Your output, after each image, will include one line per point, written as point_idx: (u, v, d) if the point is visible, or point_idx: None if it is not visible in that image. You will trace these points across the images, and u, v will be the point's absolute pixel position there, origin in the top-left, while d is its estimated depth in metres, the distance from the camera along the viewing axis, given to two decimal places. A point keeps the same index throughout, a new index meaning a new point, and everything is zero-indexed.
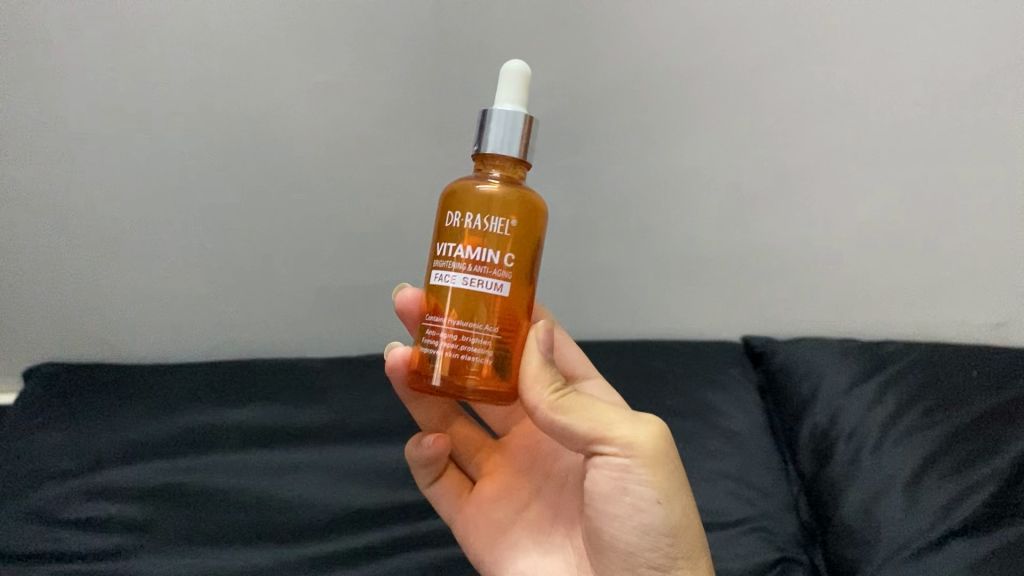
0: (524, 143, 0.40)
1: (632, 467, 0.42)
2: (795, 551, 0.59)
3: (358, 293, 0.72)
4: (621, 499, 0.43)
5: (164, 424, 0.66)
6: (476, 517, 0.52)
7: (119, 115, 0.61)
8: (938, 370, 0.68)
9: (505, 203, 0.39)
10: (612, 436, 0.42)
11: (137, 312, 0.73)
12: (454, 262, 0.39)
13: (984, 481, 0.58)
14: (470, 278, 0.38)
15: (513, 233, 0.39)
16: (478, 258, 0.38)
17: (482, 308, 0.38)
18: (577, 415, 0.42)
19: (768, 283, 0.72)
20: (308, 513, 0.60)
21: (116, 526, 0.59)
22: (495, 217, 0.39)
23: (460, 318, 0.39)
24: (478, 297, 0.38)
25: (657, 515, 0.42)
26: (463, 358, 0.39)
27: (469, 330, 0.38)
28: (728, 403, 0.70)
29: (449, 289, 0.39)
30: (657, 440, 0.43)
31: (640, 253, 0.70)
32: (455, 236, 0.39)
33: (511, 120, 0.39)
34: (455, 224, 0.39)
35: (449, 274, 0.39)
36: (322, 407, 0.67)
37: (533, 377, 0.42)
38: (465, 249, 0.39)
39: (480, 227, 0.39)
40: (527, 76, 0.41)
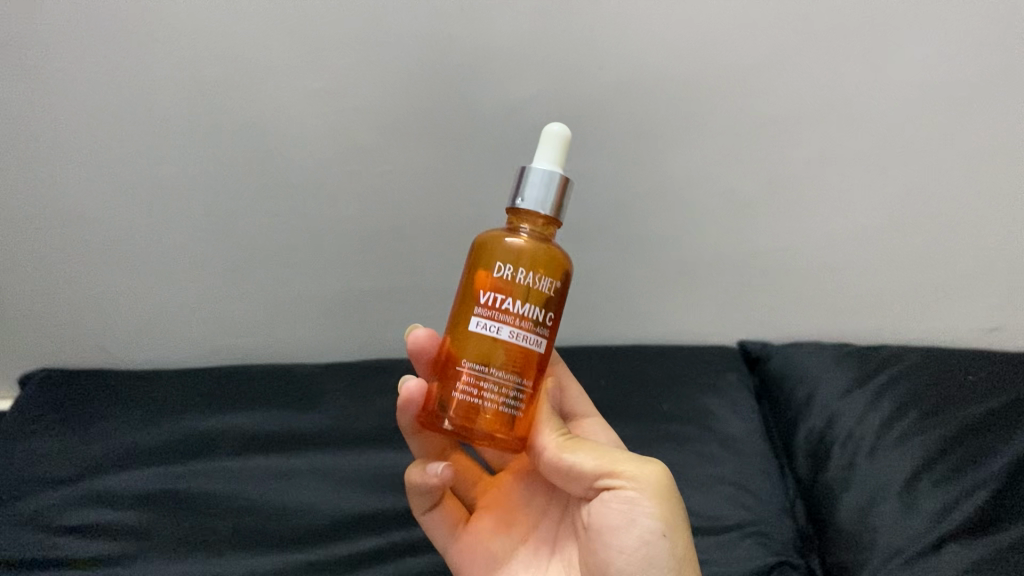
0: (557, 204, 0.44)
1: (638, 498, 0.44)
2: (791, 555, 0.59)
3: (357, 298, 0.73)
4: (628, 531, 0.44)
5: (162, 430, 0.66)
6: (474, 547, 0.53)
7: (115, 121, 0.60)
8: (933, 374, 0.68)
9: (541, 261, 0.43)
10: (619, 471, 0.45)
11: (136, 319, 0.74)
12: (502, 314, 0.42)
13: (977, 485, 0.59)
14: (517, 332, 0.42)
15: (554, 294, 0.43)
16: (515, 308, 0.42)
17: (512, 359, 0.42)
18: (585, 453, 0.47)
19: (764, 288, 0.73)
20: (306, 518, 0.60)
21: (112, 531, 0.59)
22: (527, 272, 0.42)
23: (503, 368, 0.42)
24: (513, 349, 0.42)
25: (661, 548, 0.44)
26: (499, 407, 0.42)
27: (499, 376, 0.42)
28: (725, 409, 0.70)
29: (493, 340, 0.42)
30: (661, 478, 0.45)
31: (636, 258, 0.71)
32: (507, 290, 0.42)
33: (547, 183, 0.44)
34: (505, 277, 0.42)
35: (498, 325, 0.42)
36: (321, 413, 0.68)
37: (542, 423, 0.48)
38: (509, 302, 0.42)
39: (531, 285, 0.42)
40: (565, 140, 0.46)
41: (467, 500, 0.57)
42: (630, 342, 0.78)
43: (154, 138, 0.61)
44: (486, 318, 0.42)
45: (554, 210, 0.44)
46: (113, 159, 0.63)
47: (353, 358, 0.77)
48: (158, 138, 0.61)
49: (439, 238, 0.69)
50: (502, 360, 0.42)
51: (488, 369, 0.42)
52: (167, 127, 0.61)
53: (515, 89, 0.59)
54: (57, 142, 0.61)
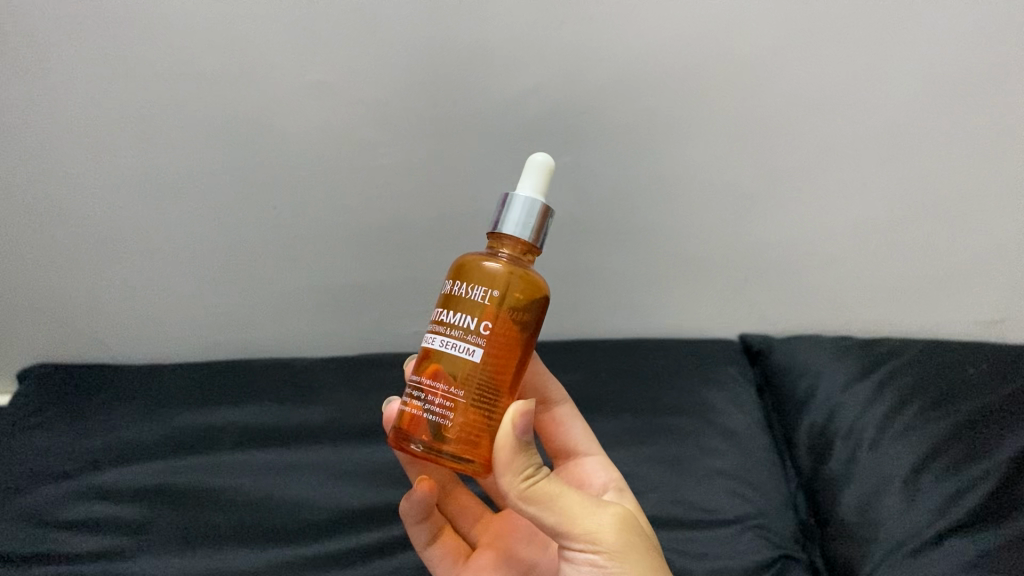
0: (537, 230, 0.43)
1: (602, 563, 0.42)
2: (794, 549, 0.59)
3: (356, 290, 0.73)
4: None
5: (159, 425, 0.65)
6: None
7: (112, 114, 0.60)
8: (935, 367, 0.68)
9: (503, 280, 0.41)
10: (583, 532, 0.42)
11: (134, 313, 0.73)
12: (439, 326, 0.41)
13: (980, 478, 0.58)
14: (446, 340, 0.40)
15: (495, 303, 0.41)
16: (468, 323, 0.40)
17: (463, 372, 0.40)
18: (548, 508, 0.42)
19: (765, 280, 0.72)
20: (305, 513, 0.60)
21: (111, 526, 0.59)
22: (481, 287, 0.41)
23: (431, 377, 0.40)
24: (464, 364, 0.40)
25: None
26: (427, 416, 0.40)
27: (448, 389, 0.40)
28: (726, 401, 0.70)
29: (431, 351, 0.41)
30: (623, 537, 0.43)
31: (637, 250, 0.70)
32: (447, 303, 0.42)
33: (529, 208, 0.43)
34: (450, 291, 0.42)
35: (433, 337, 0.41)
36: (320, 407, 0.67)
37: (502, 467, 0.41)
38: (444, 314, 0.41)
39: (465, 295, 0.41)
40: (549, 169, 0.45)
41: (469, 536, 0.57)
42: (630, 334, 0.78)
43: (152, 131, 0.61)
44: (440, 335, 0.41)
45: (535, 236, 0.43)
46: (110, 153, 0.62)
47: (353, 350, 0.77)
48: (155, 132, 0.61)
49: (439, 231, 0.68)
50: (456, 377, 0.40)
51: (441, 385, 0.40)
52: (164, 121, 0.60)
53: (515, 81, 0.59)
54: (53, 137, 0.61)
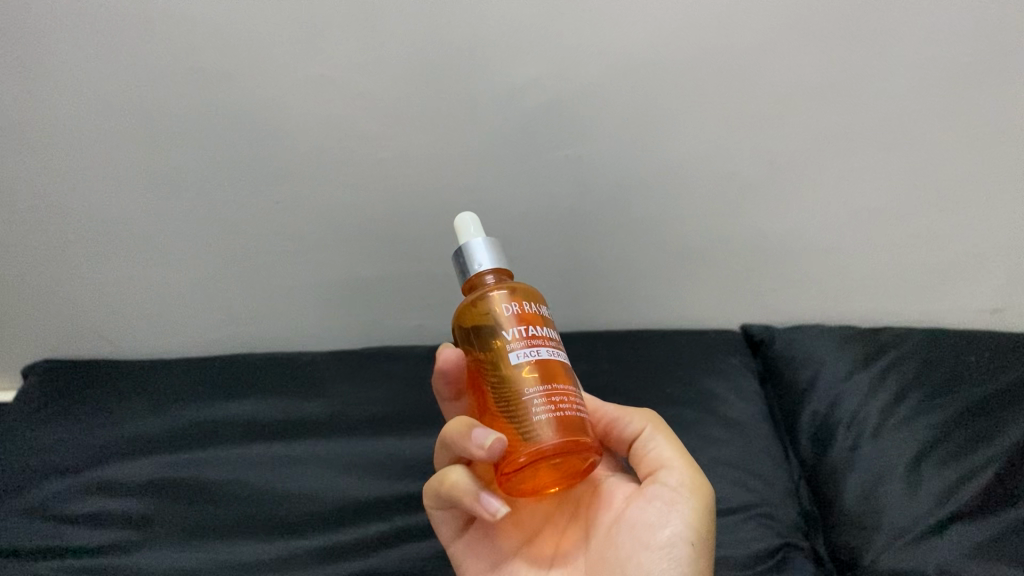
0: (499, 258, 0.50)
1: (681, 505, 0.46)
2: (795, 537, 0.59)
3: (359, 283, 0.73)
4: (658, 529, 0.45)
5: (164, 419, 0.66)
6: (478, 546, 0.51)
7: (112, 111, 0.60)
8: (934, 358, 0.68)
9: (534, 293, 0.45)
10: (681, 473, 0.48)
11: (138, 309, 0.74)
12: (532, 340, 0.42)
13: (984, 463, 0.59)
14: (550, 349, 0.43)
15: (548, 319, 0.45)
16: (550, 334, 0.44)
17: (566, 377, 0.43)
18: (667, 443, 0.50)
19: (766, 270, 0.73)
20: (308, 505, 0.60)
21: (115, 521, 0.59)
22: (539, 303, 0.45)
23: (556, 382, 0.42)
24: (563, 368, 0.43)
25: (686, 551, 0.44)
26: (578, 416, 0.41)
27: (565, 390, 0.42)
28: (729, 391, 0.70)
29: (538, 360, 0.42)
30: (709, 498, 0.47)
31: (639, 242, 0.71)
32: (522, 320, 0.43)
33: (485, 244, 0.49)
34: (513, 310, 0.43)
35: (537, 348, 0.42)
36: (322, 400, 0.68)
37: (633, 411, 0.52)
38: (530, 328, 0.43)
39: (533, 311, 0.44)
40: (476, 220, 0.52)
41: None
42: (631, 325, 0.78)
43: (153, 126, 0.61)
44: (537, 344, 0.42)
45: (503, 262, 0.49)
46: (111, 149, 0.62)
47: (356, 343, 0.78)
48: (156, 127, 0.61)
49: (440, 224, 0.69)
50: (566, 383, 0.43)
51: (558, 385, 0.42)
52: (165, 116, 0.60)
53: (514, 74, 0.59)
54: (53, 133, 0.61)
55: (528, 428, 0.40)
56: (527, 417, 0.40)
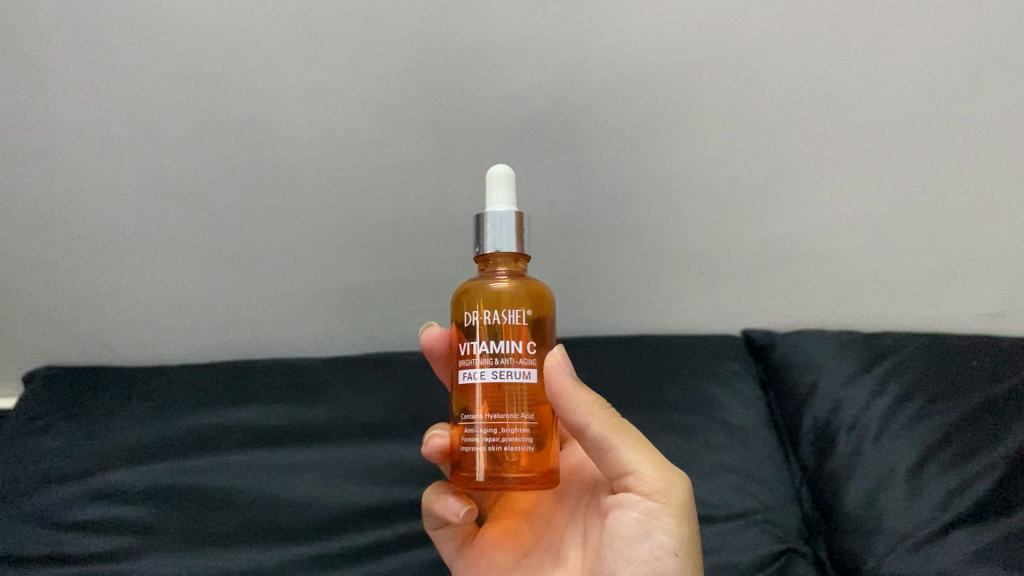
0: (518, 240, 0.48)
1: (657, 514, 0.45)
2: (797, 543, 0.60)
3: (357, 291, 0.72)
4: (640, 541, 0.45)
5: (163, 426, 0.65)
6: (476, 564, 0.53)
7: (115, 114, 0.61)
8: (934, 360, 0.68)
9: (514, 295, 0.44)
10: (650, 477, 0.46)
11: (136, 315, 0.73)
12: (484, 359, 0.43)
13: (983, 471, 0.59)
14: (501, 370, 0.43)
15: (529, 322, 0.44)
16: (518, 346, 0.44)
17: (528, 396, 0.43)
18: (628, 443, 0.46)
19: (770, 278, 0.72)
20: (311, 512, 0.60)
21: (114, 527, 0.59)
22: (514, 310, 0.44)
23: (504, 408, 0.43)
24: (526, 385, 0.43)
25: (672, 564, 0.44)
26: (522, 445, 0.43)
27: (520, 415, 0.43)
28: (731, 398, 0.70)
29: (484, 384, 0.43)
30: (684, 494, 0.46)
31: (641, 248, 0.70)
32: (483, 335, 0.44)
33: (510, 223, 0.47)
34: (476, 322, 0.44)
35: (482, 370, 0.43)
36: (320, 407, 0.66)
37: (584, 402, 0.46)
38: (487, 345, 0.43)
39: (500, 321, 0.44)
40: (511, 178, 0.49)
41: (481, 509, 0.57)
42: (634, 329, 0.76)
43: (154, 130, 0.61)
44: (494, 365, 0.43)
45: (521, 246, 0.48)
46: (113, 153, 0.63)
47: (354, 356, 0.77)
48: (158, 133, 0.61)
49: (441, 231, 0.68)
50: (527, 404, 0.43)
51: (512, 411, 0.43)
52: (167, 120, 0.61)
53: (515, 78, 0.60)
54: (57, 136, 0.62)
55: (482, 453, 0.43)
56: (480, 444, 0.43)
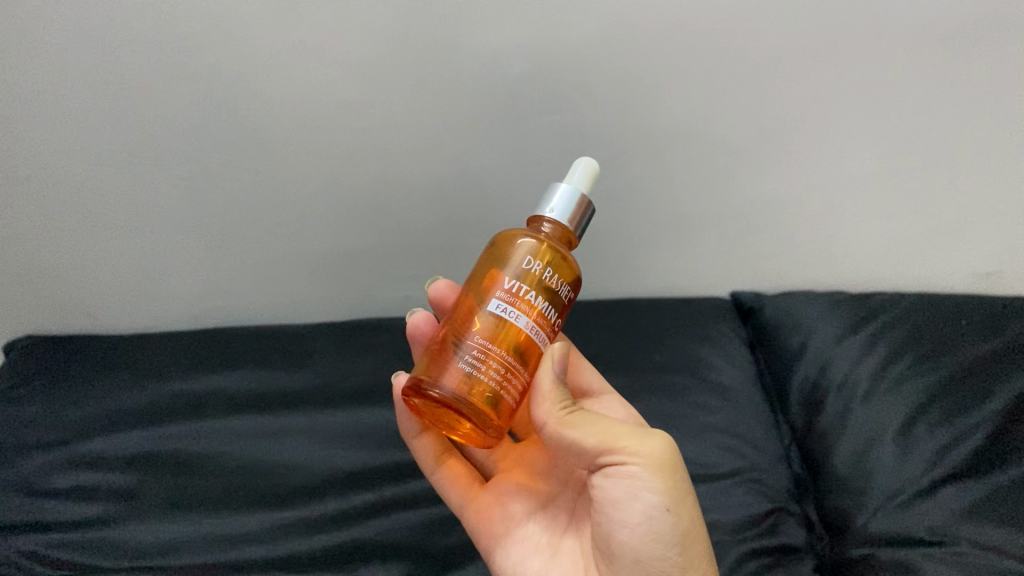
0: (576, 220, 0.47)
1: (642, 478, 0.44)
2: (787, 502, 0.59)
3: (344, 252, 0.72)
4: (631, 506, 0.44)
5: (148, 394, 0.63)
6: (490, 510, 0.54)
7: (86, 83, 0.58)
8: (924, 321, 0.67)
9: (567, 270, 0.45)
10: (621, 448, 0.44)
11: (123, 280, 0.72)
12: (524, 304, 0.43)
13: (974, 426, 0.59)
14: (533, 325, 0.43)
15: (563, 302, 0.45)
16: (546, 309, 0.43)
17: (506, 339, 0.42)
18: (586, 429, 0.45)
19: (756, 236, 0.72)
20: (296, 475, 0.58)
21: (97, 494, 0.57)
22: (536, 261, 0.44)
23: (508, 354, 0.42)
24: (516, 332, 0.42)
25: (665, 521, 0.44)
26: (498, 390, 0.41)
27: (484, 348, 0.42)
28: (720, 358, 0.69)
29: (510, 323, 0.42)
30: (666, 461, 0.44)
31: (627, 209, 0.70)
32: (529, 282, 0.43)
33: (570, 195, 0.47)
34: (531, 269, 0.44)
35: (518, 312, 0.42)
36: (307, 371, 0.66)
37: (541, 397, 0.46)
38: (532, 295, 0.43)
39: (551, 285, 0.44)
40: (594, 172, 0.49)
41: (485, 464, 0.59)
42: (622, 291, 0.78)
43: (128, 96, 0.59)
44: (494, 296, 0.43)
45: (573, 224, 0.47)
46: (86, 122, 0.61)
47: (344, 313, 0.78)
48: (133, 99, 0.60)
49: (427, 193, 0.68)
50: (506, 345, 0.42)
51: (478, 338, 0.42)
52: (141, 87, 0.59)
53: (498, 39, 0.58)
54: (24, 107, 0.59)
55: (460, 374, 0.42)
56: (463, 363, 0.42)
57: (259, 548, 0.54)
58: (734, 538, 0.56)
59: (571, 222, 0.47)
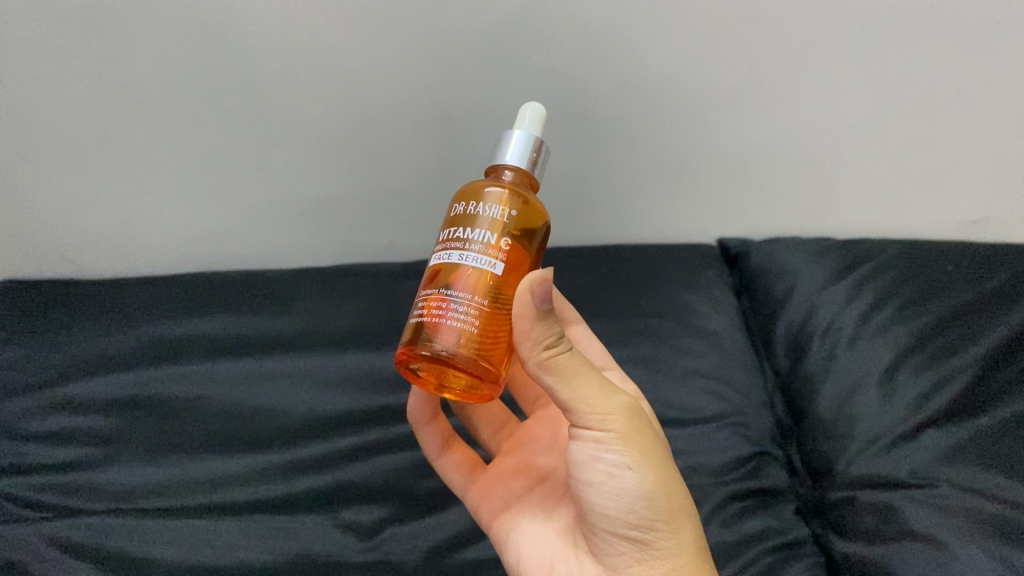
0: (533, 160, 0.45)
1: (606, 440, 0.43)
2: (770, 446, 0.60)
3: (328, 197, 0.71)
4: (594, 467, 0.43)
5: (128, 338, 0.62)
6: (492, 488, 0.53)
7: (58, 19, 0.56)
8: (911, 266, 0.67)
9: (504, 195, 0.42)
10: (589, 406, 0.42)
11: (98, 226, 0.71)
12: (453, 242, 0.41)
13: (957, 371, 0.59)
14: (466, 254, 0.41)
15: (511, 222, 0.42)
16: (480, 233, 0.41)
17: (488, 283, 0.40)
18: (563, 378, 0.42)
19: (743, 182, 0.71)
20: (279, 420, 0.58)
21: (78, 437, 0.56)
22: (497, 205, 0.42)
23: (456, 289, 0.40)
24: (470, 270, 0.40)
25: (630, 479, 0.42)
26: (458, 325, 0.39)
27: (469, 297, 0.40)
28: (705, 304, 0.69)
29: (445, 265, 0.41)
30: (632, 419, 0.43)
31: (615, 154, 0.69)
32: (458, 222, 0.42)
33: (525, 136, 0.45)
34: (460, 213, 0.43)
35: (448, 252, 0.41)
36: (289, 316, 0.65)
37: (521, 337, 0.41)
38: (460, 231, 0.42)
39: (481, 213, 0.42)
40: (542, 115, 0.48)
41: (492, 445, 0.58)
42: (607, 237, 0.77)
43: (102, 34, 0.57)
44: (443, 248, 0.42)
45: (531, 165, 0.45)
46: (58, 62, 0.59)
47: (327, 259, 0.77)
48: (107, 37, 0.58)
49: (411, 137, 0.67)
50: (455, 284, 0.40)
51: (459, 289, 0.40)
52: (115, 24, 0.57)
53: None
54: None
55: (421, 328, 0.41)
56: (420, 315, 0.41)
57: (242, 492, 0.54)
58: (717, 481, 0.56)
59: (529, 164, 0.45)
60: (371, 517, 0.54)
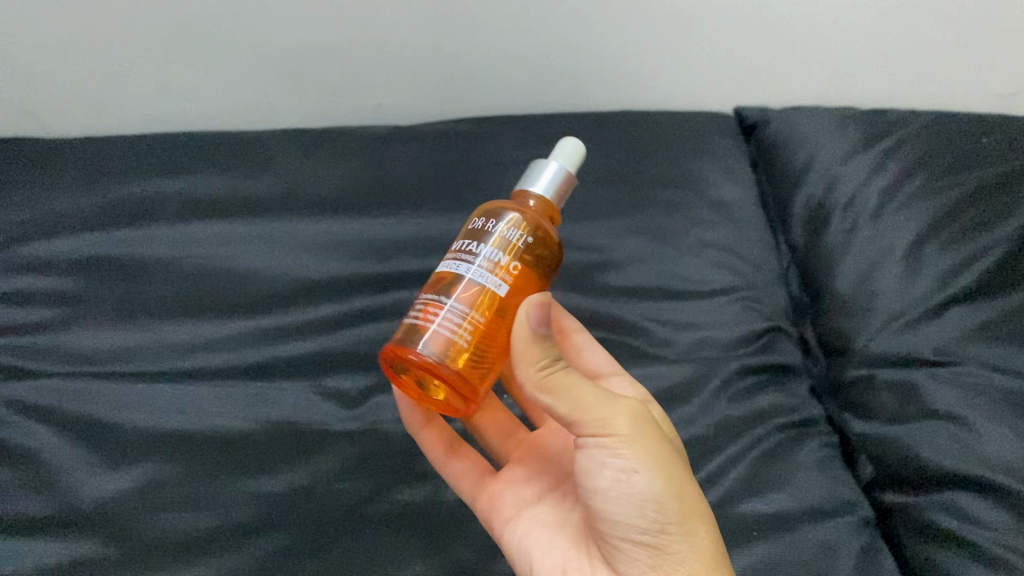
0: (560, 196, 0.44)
1: (610, 445, 0.39)
2: (782, 322, 0.56)
3: (307, 50, 0.64)
4: (602, 473, 0.40)
5: (93, 197, 0.58)
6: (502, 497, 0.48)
7: None
8: (943, 136, 0.62)
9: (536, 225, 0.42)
10: (592, 415, 0.40)
11: (58, 86, 0.64)
12: (478, 257, 0.40)
13: (989, 246, 0.55)
14: (489, 274, 0.40)
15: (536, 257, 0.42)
16: (508, 261, 0.40)
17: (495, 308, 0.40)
18: None
19: (764, 44, 0.65)
20: (258, 284, 0.54)
21: (40, 297, 0.53)
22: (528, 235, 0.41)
23: (464, 304, 0.39)
24: (487, 292, 0.39)
25: (639, 482, 0.39)
26: (455, 337, 0.39)
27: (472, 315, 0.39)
28: (717, 173, 0.64)
29: (461, 278, 0.40)
30: (639, 421, 0.40)
31: (624, 11, 0.63)
32: (487, 237, 0.41)
33: (557, 173, 0.44)
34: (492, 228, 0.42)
35: (472, 266, 0.40)
36: (267, 176, 0.60)
37: None
38: (486, 248, 0.40)
39: (515, 239, 0.41)
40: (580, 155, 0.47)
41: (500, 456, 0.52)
42: (613, 106, 0.72)
43: None
44: (463, 259, 0.41)
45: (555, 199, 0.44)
46: None
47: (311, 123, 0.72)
48: None
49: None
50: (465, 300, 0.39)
51: (459, 306, 0.39)
52: None
53: None
54: None
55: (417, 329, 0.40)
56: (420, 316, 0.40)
57: (220, 358, 0.51)
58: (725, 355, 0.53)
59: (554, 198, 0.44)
60: (356, 385, 0.51)
